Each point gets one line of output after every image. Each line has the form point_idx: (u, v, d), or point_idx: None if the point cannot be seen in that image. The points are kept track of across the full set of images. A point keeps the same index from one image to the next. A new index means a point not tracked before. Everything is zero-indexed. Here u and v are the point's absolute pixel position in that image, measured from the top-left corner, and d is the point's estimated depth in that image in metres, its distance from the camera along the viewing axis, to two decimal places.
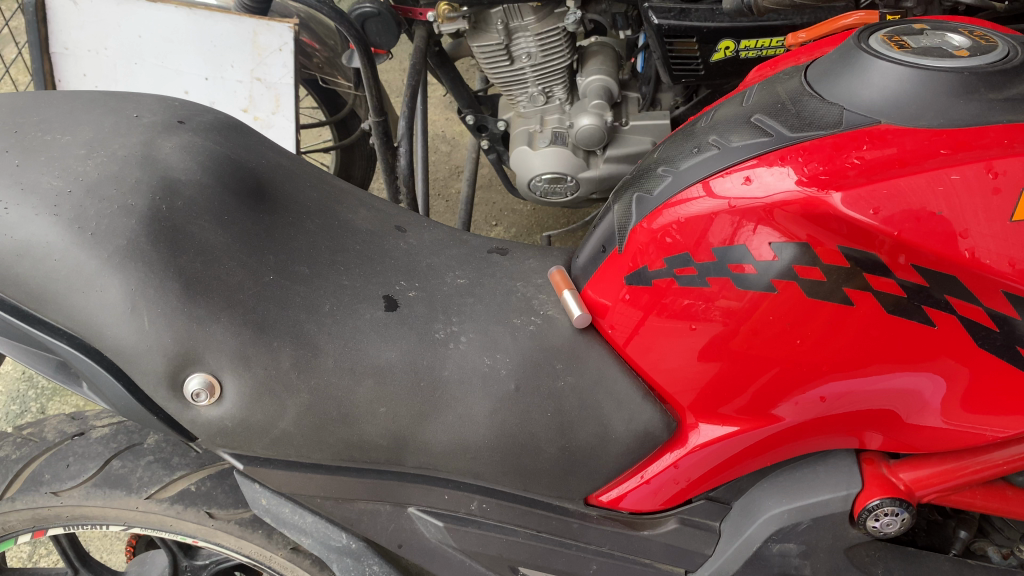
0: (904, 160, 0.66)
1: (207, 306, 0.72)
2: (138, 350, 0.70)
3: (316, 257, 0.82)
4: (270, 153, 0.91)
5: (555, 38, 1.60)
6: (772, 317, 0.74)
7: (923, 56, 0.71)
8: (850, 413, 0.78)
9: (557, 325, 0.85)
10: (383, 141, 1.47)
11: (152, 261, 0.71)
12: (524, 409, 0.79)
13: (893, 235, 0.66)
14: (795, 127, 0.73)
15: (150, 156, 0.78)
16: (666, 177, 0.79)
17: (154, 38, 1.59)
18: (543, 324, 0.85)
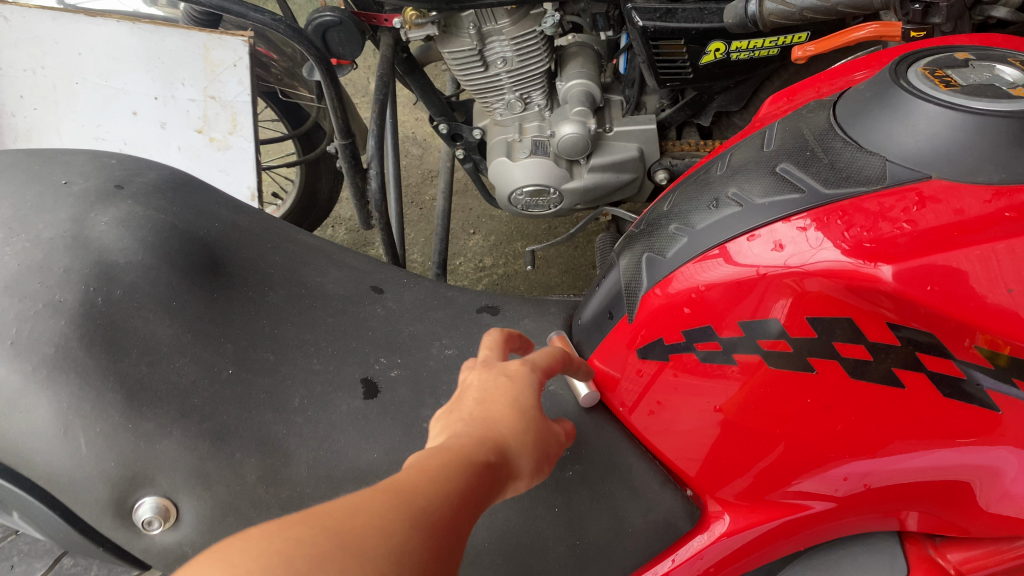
0: (964, 227, 0.56)
1: (155, 418, 0.62)
2: (75, 478, 0.59)
3: (281, 340, 0.72)
4: (224, 212, 0.80)
5: (532, 42, 1.47)
6: (808, 400, 0.66)
7: (975, 97, 0.62)
8: (895, 495, 0.70)
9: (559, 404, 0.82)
10: (351, 164, 1.36)
11: (88, 370, 0.60)
12: (529, 507, 0.74)
13: (956, 315, 0.56)
14: (830, 182, 0.63)
15: (81, 236, 0.66)
16: (680, 238, 0.70)
17: (96, 55, 1.45)
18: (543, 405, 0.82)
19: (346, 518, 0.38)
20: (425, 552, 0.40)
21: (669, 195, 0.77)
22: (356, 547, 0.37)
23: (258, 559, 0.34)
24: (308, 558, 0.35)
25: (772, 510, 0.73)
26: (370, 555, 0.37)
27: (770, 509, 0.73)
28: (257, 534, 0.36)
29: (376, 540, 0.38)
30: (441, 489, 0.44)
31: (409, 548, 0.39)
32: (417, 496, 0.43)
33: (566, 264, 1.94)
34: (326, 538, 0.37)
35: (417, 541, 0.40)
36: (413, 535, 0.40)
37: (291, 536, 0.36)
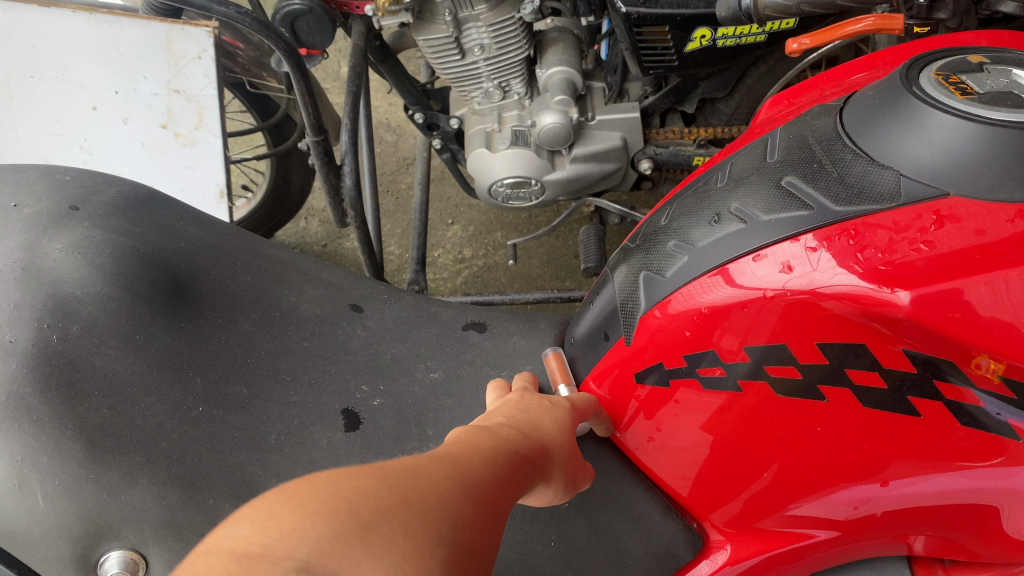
0: (986, 249, 0.53)
1: (120, 466, 0.57)
2: (33, 537, 0.54)
3: (255, 370, 0.67)
4: (190, 229, 0.74)
5: (510, 29, 1.41)
6: (817, 428, 0.63)
7: (994, 106, 0.58)
8: (905, 522, 0.67)
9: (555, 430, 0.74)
10: (323, 162, 1.30)
11: (44, 418, 0.56)
12: (524, 542, 0.70)
13: (978, 344, 0.53)
14: (841, 198, 0.59)
15: (33, 267, 0.61)
16: (679, 257, 0.66)
17: (51, 48, 1.38)
18: None
19: (409, 477, 0.36)
20: (480, 524, 0.38)
21: (665, 206, 0.73)
22: (417, 505, 0.35)
23: (324, 501, 0.32)
24: (374, 508, 0.33)
25: (776, 535, 0.70)
26: (428, 514, 0.35)
27: (775, 534, 0.71)
28: (321, 477, 0.33)
29: (435, 502, 0.36)
30: (489, 471, 0.42)
31: (465, 516, 0.37)
32: (469, 468, 0.41)
33: (548, 255, 1.89)
34: (390, 491, 0.34)
35: (472, 512, 0.38)
36: (467, 506, 0.38)
37: (356, 482, 0.34)
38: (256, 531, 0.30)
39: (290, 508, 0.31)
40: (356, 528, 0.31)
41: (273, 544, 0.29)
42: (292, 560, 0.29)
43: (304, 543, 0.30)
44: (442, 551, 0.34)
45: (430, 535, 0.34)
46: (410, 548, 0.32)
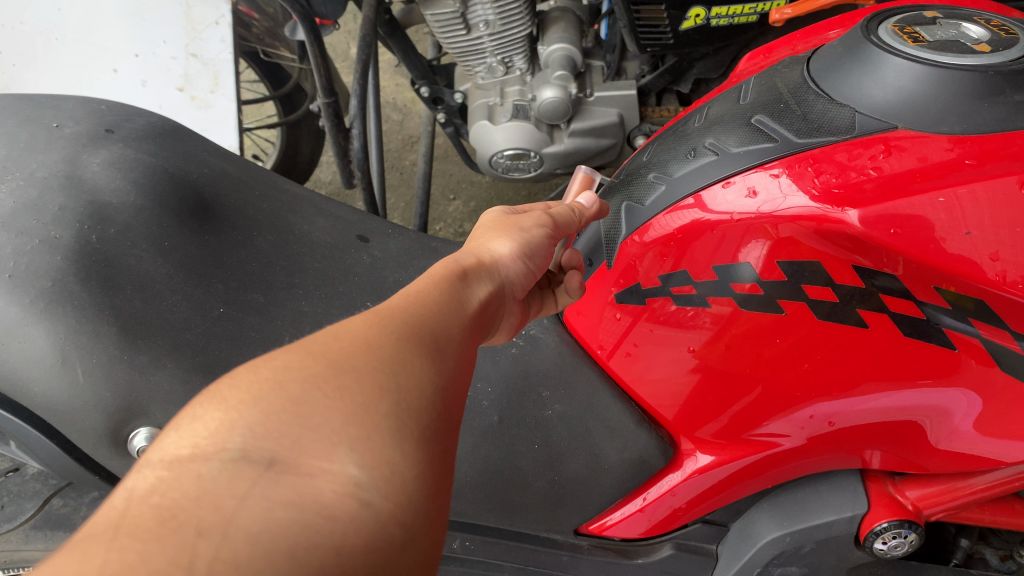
0: (926, 173, 0.60)
1: (150, 351, 0.64)
2: (74, 408, 0.60)
3: (271, 281, 0.74)
4: (212, 159, 0.81)
5: (515, 8, 1.46)
6: (778, 340, 0.69)
7: (941, 52, 0.65)
8: (857, 436, 0.73)
9: (539, 348, 0.90)
10: (333, 123, 1.37)
11: (84, 304, 0.62)
12: (509, 443, 0.81)
13: (916, 256, 0.59)
14: (802, 132, 0.66)
15: (75, 176, 0.68)
16: (658, 186, 0.74)
17: (75, 11, 1.45)
18: (527, 349, 0.90)
19: (341, 344, 0.39)
20: (429, 371, 0.41)
21: (648, 145, 0.81)
22: (351, 367, 0.38)
23: (252, 393, 0.35)
24: (301, 381, 0.36)
25: (739, 448, 0.76)
26: (363, 370, 0.38)
27: (741, 446, 0.77)
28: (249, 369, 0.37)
29: (373, 358, 0.39)
30: (437, 313, 0.47)
31: (410, 362, 0.40)
32: (416, 324, 0.44)
33: None
34: (322, 360, 0.38)
35: (417, 360, 0.41)
36: (411, 357, 0.41)
37: (285, 363, 0.37)
38: (190, 438, 0.33)
39: (217, 408, 0.35)
40: (286, 405, 0.35)
41: (206, 445, 0.33)
42: (227, 452, 0.32)
43: (236, 434, 0.33)
44: (382, 399, 0.37)
45: (368, 391, 0.37)
46: (347, 410, 0.35)
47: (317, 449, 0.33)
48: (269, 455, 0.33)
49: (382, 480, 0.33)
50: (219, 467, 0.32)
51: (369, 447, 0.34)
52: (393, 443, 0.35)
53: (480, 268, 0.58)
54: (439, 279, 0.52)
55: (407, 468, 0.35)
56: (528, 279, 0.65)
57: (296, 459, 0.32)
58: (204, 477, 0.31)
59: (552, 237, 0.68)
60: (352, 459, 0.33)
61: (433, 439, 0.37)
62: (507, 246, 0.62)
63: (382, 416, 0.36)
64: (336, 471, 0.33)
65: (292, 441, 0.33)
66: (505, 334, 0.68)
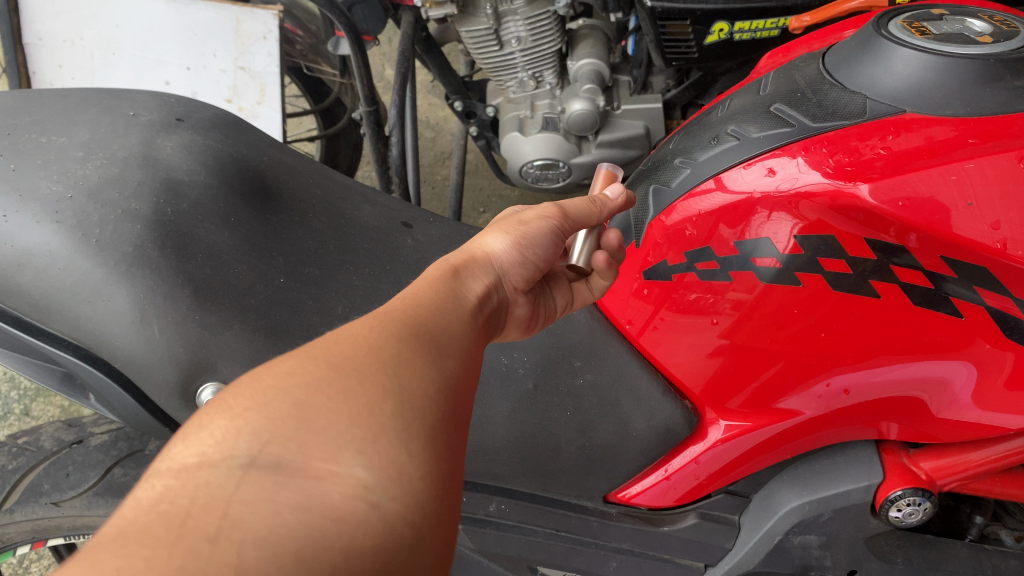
0: (932, 151, 0.65)
1: (219, 312, 0.71)
2: (149, 361, 0.67)
3: (325, 258, 0.81)
4: (270, 149, 0.88)
5: (546, 24, 1.53)
6: (795, 311, 0.74)
7: (946, 43, 0.70)
8: (872, 406, 0.77)
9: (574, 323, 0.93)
10: (373, 130, 1.45)
11: (161, 268, 0.69)
12: (543, 410, 0.84)
13: (922, 227, 0.64)
14: (818, 117, 0.73)
15: (151, 157, 0.75)
16: (684, 170, 0.81)
17: (133, 28, 1.53)
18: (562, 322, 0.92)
19: (343, 348, 0.45)
20: (431, 370, 0.46)
21: (674, 136, 0.88)
22: (354, 371, 0.43)
23: (257, 401, 0.40)
24: (304, 388, 0.41)
25: (758, 418, 0.81)
26: (365, 373, 0.43)
27: (760, 416, 0.81)
28: (253, 379, 0.42)
29: (375, 361, 0.44)
30: (439, 314, 0.53)
31: (411, 364, 0.46)
32: (415, 326, 0.49)
33: None
34: (325, 366, 0.43)
35: (418, 360, 0.46)
36: (414, 356, 0.47)
37: (287, 369, 0.42)
38: (196, 448, 0.38)
39: (223, 417, 0.40)
40: (291, 411, 0.40)
41: (213, 454, 0.38)
42: (235, 458, 0.37)
43: (243, 441, 0.38)
44: (386, 400, 0.42)
45: (372, 394, 0.42)
46: (352, 411, 0.41)
47: (324, 453, 0.38)
48: (276, 459, 0.38)
49: (388, 481, 0.39)
50: (227, 473, 0.37)
51: (375, 450, 0.39)
52: (399, 445, 0.40)
53: (472, 262, 0.63)
54: (435, 279, 0.57)
55: (412, 468, 0.40)
56: (528, 270, 0.68)
57: (304, 464, 0.38)
58: (211, 483, 0.36)
59: (556, 228, 0.70)
60: (358, 461, 0.39)
61: (439, 437, 0.43)
62: (500, 240, 0.66)
63: (386, 417, 0.41)
64: (343, 474, 0.38)
65: (298, 447, 0.38)
66: (516, 328, 0.71)
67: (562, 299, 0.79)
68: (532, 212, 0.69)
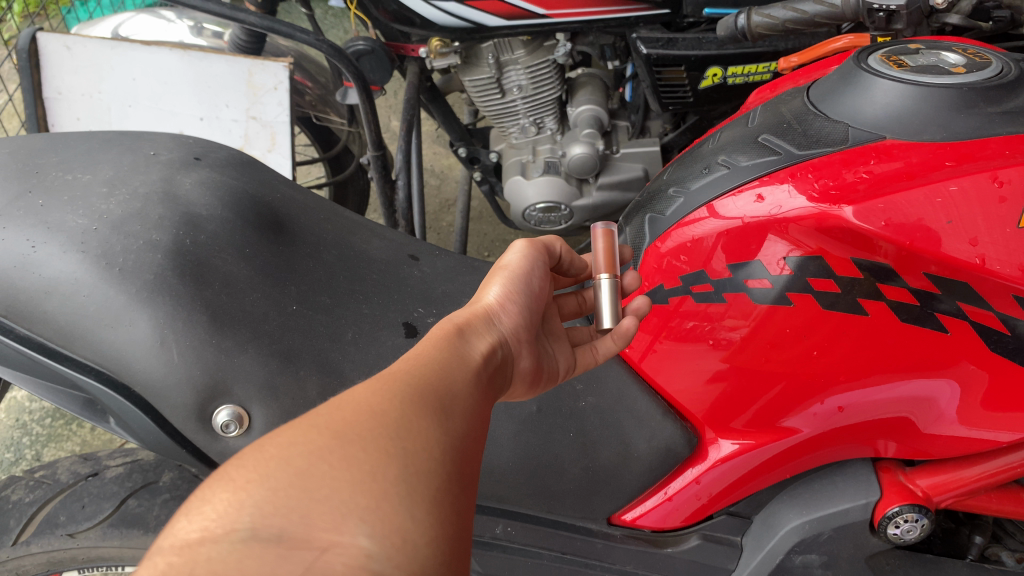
0: (911, 173, 0.68)
1: (234, 337, 0.74)
2: (168, 383, 0.70)
3: (335, 287, 0.84)
4: (283, 186, 0.93)
5: (546, 71, 1.57)
6: (789, 331, 0.76)
7: (922, 74, 0.75)
8: (866, 423, 0.79)
9: None
10: (381, 175, 1.50)
11: (179, 294, 0.73)
12: (547, 431, 0.86)
13: (905, 244, 0.67)
14: (802, 146, 0.77)
15: (171, 192, 0.79)
16: (677, 198, 0.85)
17: (148, 80, 1.58)
18: None
19: (346, 415, 0.44)
20: (436, 433, 0.46)
21: (669, 168, 0.93)
22: (358, 438, 0.42)
23: (259, 473, 0.39)
24: (308, 457, 0.40)
25: (757, 438, 0.83)
26: (369, 440, 0.42)
27: (760, 435, 0.83)
28: (257, 450, 0.41)
29: (378, 427, 0.44)
30: (447, 375, 0.52)
31: (416, 426, 0.45)
32: (419, 387, 0.49)
33: None
34: (328, 434, 0.42)
35: (424, 423, 0.46)
36: (418, 420, 0.46)
37: (291, 440, 0.41)
38: (199, 522, 0.37)
39: (226, 489, 0.38)
40: (294, 481, 0.39)
41: (216, 528, 0.36)
42: (237, 532, 0.36)
43: (246, 514, 0.37)
44: (390, 464, 0.41)
45: (374, 460, 0.41)
46: (355, 478, 0.40)
47: (328, 524, 0.37)
48: (278, 532, 0.36)
49: (392, 549, 0.38)
50: (230, 547, 0.35)
51: (378, 518, 0.38)
52: (403, 510, 0.39)
53: (474, 320, 0.61)
54: (438, 339, 0.56)
55: (417, 534, 0.39)
56: (528, 316, 0.66)
57: (307, 535, 0.36)
58: (214, 559, 0.35)
59: (539, 266, 0.70)
60: (362, 530, 0.37)
61: (444, 500, 0.42)
62: (494, 288, 0.65)
63: (390, 483, 0.40)
64: (346, 544, 0.37)
65: (302, 517, 0.37)
66: (520, 385, 0.67)
67: (566, 358, 0.74)
68: (514, 253, 0.69)
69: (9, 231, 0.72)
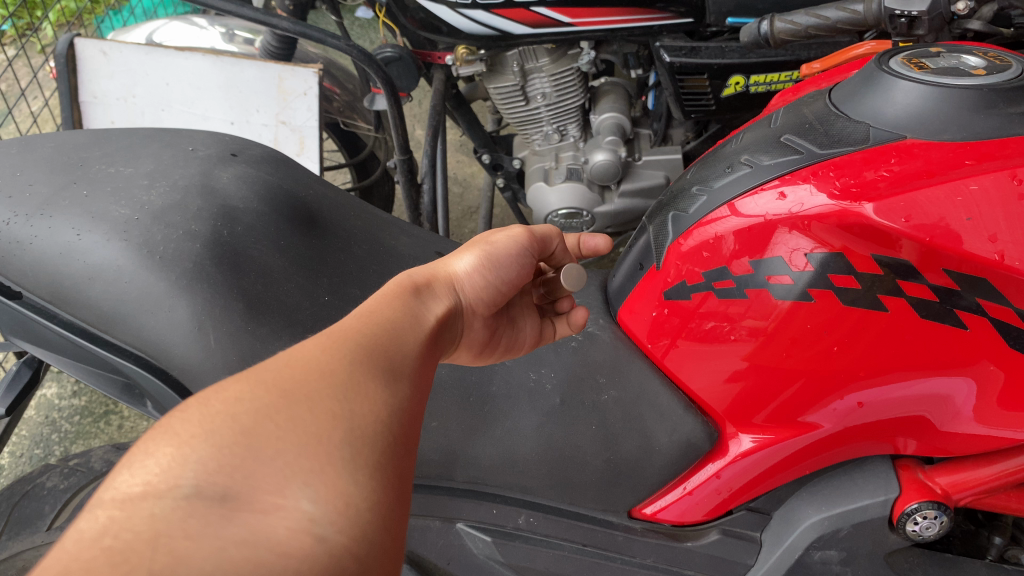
0: (931, 171, 0.69)
1: (269, 324, 0.76)
2: (204, 368, 0.72)
3: (366, 280, 0.86)
4: (315, 183, 0.95)
5: (570, 78, 1.59)
6: (808, 326, 0.77)
7: (943, 76, 0.76)
8: (885, 420, 0.80)
9: (598, 344, 1.01)
10: (407, 178, 1.53)
11: (217, 283, 0.75)
12: (570, 423, 0.92)
13: (926, 241, 0.68)
14: (825, 145, 0.78)
15: (210, 186, 0.82)
16: (700, 197, 0.87)
17: (181, 85, 1.62)
18: (585, 341, 1.01)
19: (294, 373, 0.45)
20: (383, 395, 0.47)
21: (691, 169, 0.95)
22: (305, 398, 0.44)
23: (204, 428, 0.41)
24: (253, 414, 0.42)
25: (774, 432, 0.85)
26: (315, 400, 0.44)
27: (781, 429, 0.84)
28: (202, 404, 0.42)
29: (327, 388, 0.45)
30: (396, 336, 0.53)
31: (363, 387, 0.47)
32: (368, 348, 0.50)
33: None
34: (276, 393, 0.43)
35: (371, 385, 0.47)
36: (366, 382, 0.47)
37: (237, 396, 0.43)
38: (140, 477, 0.38)
39: (170, 444, 0.40)
40: (238, 439, 0.40)
41: (158, 482, 0.38)
42: (180, 488, 0.37)
43: (190, 470, 0.38)
44: (336, 427, 0.43)
45: (322, 422, 0.43)
46: (302, 439, 0.41)
47: (272, 487, 0.39)
48: (222, 492, 0.38)
49: (335, 513, 0.39)
50: (173, 505, 0.37)
51: (322, 482, 0.40)
52: (347, 474, 0.41)
53: (435, 283, 0.63)
54: (393, 297, 0.58)
55: (360, 498, 0.40)
56: (490, 293, 0.69)
57: (252, 497, 0.38)
58: (157, 517, 0.36)
59: (525, 255, 0.73)
60: (306, 494, 0.39)
61: (388, 464, 0.43)
62: (467, 260, 0.67)
63: (335, 446, 0.42)
64: (289, 507, 0.38)
65: (246, 478, 0.39)
66: (469, 354, 0.72)
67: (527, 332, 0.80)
68: (504, 234, 0.72)
69: (56, 219, 0.75)
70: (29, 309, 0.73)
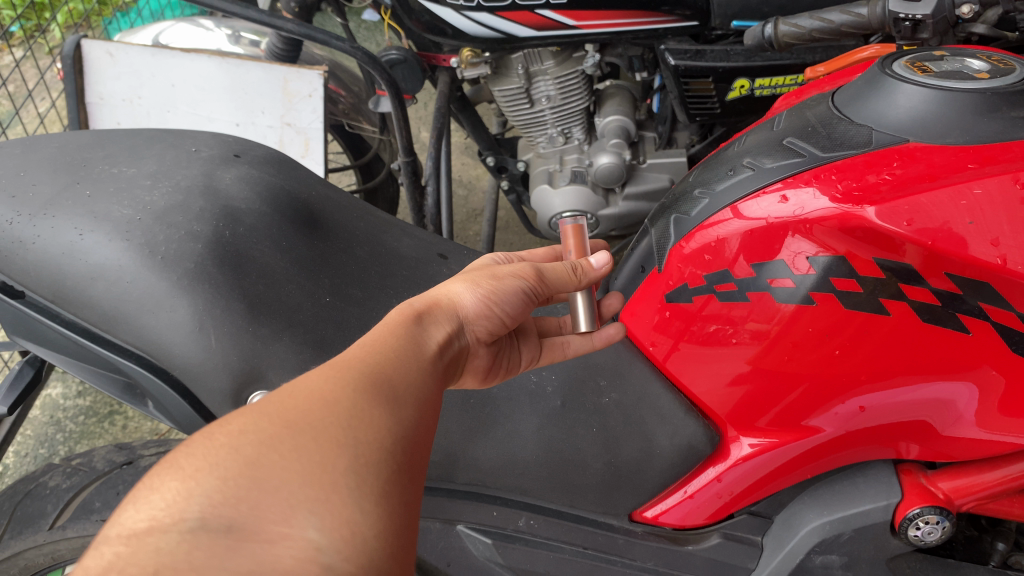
0: (933, 175, 0.69)
1: (270, 325, 0.77)
2: (205, 368, 0.72)
3: (367, 281, 0.87)
4: (318, 184, 0.95)
5: (574, 82, 1.59)
6: (811, 330, 0.77)
7: (946, 79, 0.76)
8: (888, 424, 0.80)
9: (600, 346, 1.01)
10: (411, 180, 1.53)
11: (219, 283, 0.75)
12: (570, 426, 0.94)
13: (928, 244, 0.68)
14: (827, 148, 0.78)
15: (212, 187, 0.83)
16: (703, 199, 0.87)
17: (187, 87, 1.63)
18: None
19: (298, 402, 0.46)
20: (388, 422, 0.47)
21: (694, 173, 0.95)
22: (308, 427, 0.44)
23: (209, 461, 0.40)
24: (258, 446, 0.42)
25: (778, 438, 0.84)
26: (320, 429, 0.44)
27: (784, 434, 0.84)
28: (206, 438, 0.42)
29: (331, 415, 0.45)
30: (399, 362, 0.53)
31: (366, 414, 0.47)
32: (371, 375, 0.50)
33: None
34: (280, 423, 0.43)
35: (375, 412, 0.47)
36: (370, 409, 0.47)
37: (241, 428, 0.43)
38: (146, 512, 0.38)
39: (175, 478, 0.40)
40: (243, 470, 0.40)
41: (163, 517, 0.38)
42: (185, 522, 0.38)
43: (195, 503, 0.38)
44: (341, 455, 0.43)
45: (326, 449, 0.43)
46: (307, 468, 0.41)
47: (278, 516, 0.39)
48: (227, 523, 0.38)
49: (341, 542, 0.39)
50: (177, 539, 0.37)
51: (328, 510, 0.40)
52: (352, 502, 0.41)
53: (436, 309, 0.63)
54: (396, 325, 0.58)
55: (365, 526, 0.41)
56: (494, 321, 0.68)
57: (257, 527, 0.38)
58: (162, 550, 0.36)
59: (530, 292, 0.70)
60: (312, 523, 0.39)
61: (392, 492, 0.44)
62: (472, 290, 0.66)
63: (340, 474, 0.42)
64: (296, 536, 0.38)
65: (251, 509, 0.39)
66: (473, 377, 0.72)
67: (529, 353, 0.81)
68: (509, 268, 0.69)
69: (59, 219, 0.75)
70: (32, 309, 0.73)
